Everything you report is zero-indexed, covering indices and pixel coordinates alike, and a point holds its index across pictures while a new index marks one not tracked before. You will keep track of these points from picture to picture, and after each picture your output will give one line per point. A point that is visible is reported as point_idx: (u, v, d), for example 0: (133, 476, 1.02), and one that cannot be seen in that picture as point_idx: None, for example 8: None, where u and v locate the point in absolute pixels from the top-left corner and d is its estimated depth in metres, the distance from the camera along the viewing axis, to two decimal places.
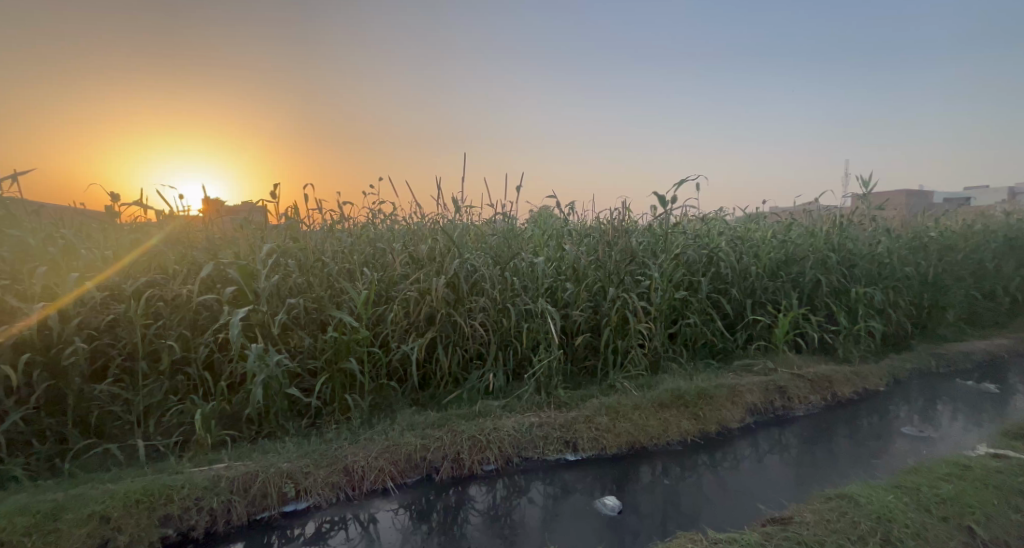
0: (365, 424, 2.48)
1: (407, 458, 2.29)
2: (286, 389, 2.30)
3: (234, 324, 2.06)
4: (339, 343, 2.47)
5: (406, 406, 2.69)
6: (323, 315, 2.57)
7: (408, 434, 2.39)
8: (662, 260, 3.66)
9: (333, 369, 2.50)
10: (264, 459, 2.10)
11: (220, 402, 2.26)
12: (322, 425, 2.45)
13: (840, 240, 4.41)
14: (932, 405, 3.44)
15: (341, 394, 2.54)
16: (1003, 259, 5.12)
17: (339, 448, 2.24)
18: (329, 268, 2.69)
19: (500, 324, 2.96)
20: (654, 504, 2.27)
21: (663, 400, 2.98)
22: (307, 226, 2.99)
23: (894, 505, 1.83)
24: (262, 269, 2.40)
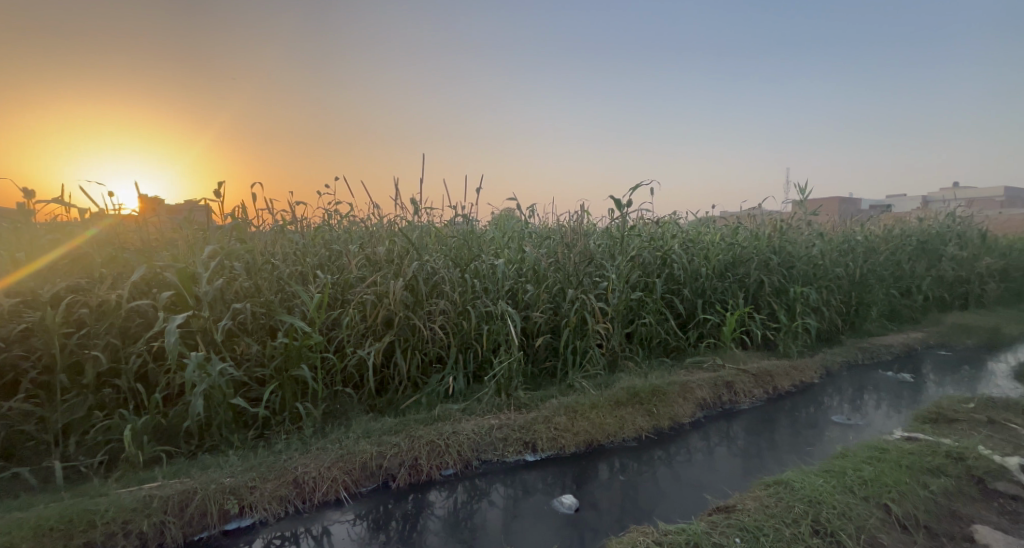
0: (317, 432, 2.42)
1: (362, 467, 2.25)
2: (230, 399, 2.20)
3: (171, 331, 1.96)
4: (289, 349, 2.39)
5: (362, 413, 2.64)
6: (272, 320, 2.48)
7: (363, 442, 2.35)
8: (619, 262, 3.78)
9: (283, 377, 2.41)
10: (204, 475, 2.00)
11: (153, 417, 2.14)
12: (272, 436, 2.36)
13: (781, 242, 4.70)
14: (860, 394, 3.74)
15: (292, 402, 2.46)
16: (917, 261, 5.64)
17: (288, 459, 2.17)
18: (279, 271, 2.60)
19: (460, 326, 2.96)
20: (612, 500, 2.34)
21: (620, 398, 3.08)
22: (255, 227, 2.88)
23: (824, 488, 1.98)
24: (203, 272, 2.28)
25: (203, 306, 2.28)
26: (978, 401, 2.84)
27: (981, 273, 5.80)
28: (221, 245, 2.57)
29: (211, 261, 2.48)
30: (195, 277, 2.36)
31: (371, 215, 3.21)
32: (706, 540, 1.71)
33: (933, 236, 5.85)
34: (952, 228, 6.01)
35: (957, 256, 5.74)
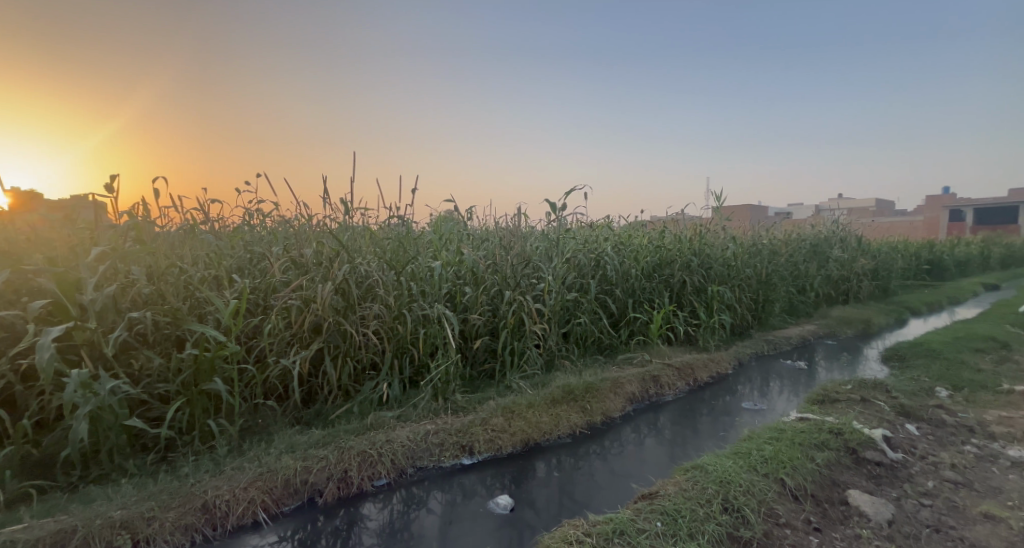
0: (233, 451, 2.27)
1: (284, 484, 2.15)
2: (123, 420, 2.00)
3: (44, 345, 1.76)
4: (199, 361, 2.24)
5: (286, 426, 2.52)
6: (179, 330, 2.30)
7: (286, 458, 2.24)
8: (555, 264, 3.89)
9: (191, 392, 2.24)
10: (87, 510, 1.77)
11: (23, 446, 1.90)
12: (177, 459, 2.18)
13: (700, 245, 5.09)
14: (767, 382, 4.14)
15: (202, 420, 2.29)
16: (810, 261, 6.35)
17: (197, 483, 2.02)
18: (187, 276, 2.41)
19: (395, 331, 2.91)
20: (550, 496, 2.42)
21: (556, 397, 3.18)
22: (158, 227, 2.64)
23: (732, 469, 2.17)
24: (90, 278, 2.06)
25: (88, 316, 2.06)
26: (854, 382, 3.26)
27: (859, 272, 6.65)
28: (113, 247, 2.33)
29: (100, 265, 2.24)
30: (79, 284, 2.12)
31: (298, 216, 3.04)
32: (630, 527, 1.82)
33: (823, 239, 6.61)
34: (837, 232, 6.84)
35: (841, 257, 6.54)
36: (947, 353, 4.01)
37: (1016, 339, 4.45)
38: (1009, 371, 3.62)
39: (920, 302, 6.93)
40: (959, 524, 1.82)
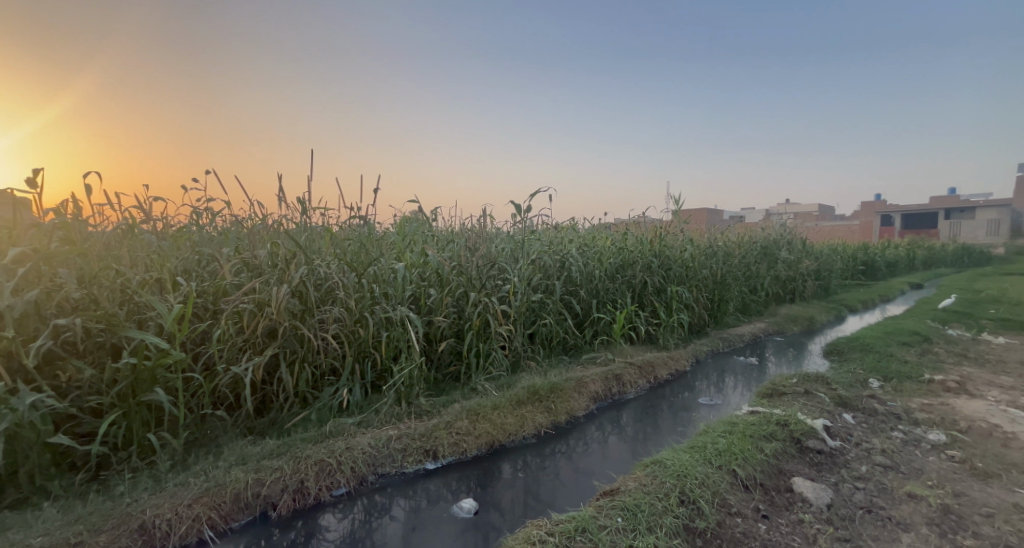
0: (176, 466, 2.16)
1: (234, 499, 2.06)
2: (46, 438, 1.86)
3: None
4: (138, 371, 2.11)
5: (237, 438, 2.42)
6: (114, 338, 2.16)
7: (236, 471, 2.15)
8: (520, 265, 3.92)
9: (129, 404, 2.11)
10: (4, 538, 1.64)
11: None
12: (111, 477, 2.05)
13: (660, 246, 5.25)
14: (722, 377, 4.32)
15: (141, 434, 2.16)
16: (762, 262, 6.67)
17: (134, 503, 1.90)
18: (124, 279, 2.27)
19: (356, 335, 2.86)
20: (515, 497, 2.44)
21: (521, 398, 3.21)
22: (91, 226, 2.49)
23: (688, 463, 2.25)
24: (10, 282, 1.90)
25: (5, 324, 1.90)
26: (799, 376, 3.46)
27: (804, 273, 7.06)
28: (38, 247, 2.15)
29: (22, 267, 2.05)
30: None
31: (251, 215, 2.92)
32: (592, 524, 1.86)
33: (773, 242, 6.97)
34: (785, 235, 7.23)
35: (789, 259, 6.91)
36: (879, 346, 4.32)
37: (937, 333, 4.85)
38: (931, 362, 3.94)
39: (856, 300, 7.43)
40: (888, 504, 1.97)
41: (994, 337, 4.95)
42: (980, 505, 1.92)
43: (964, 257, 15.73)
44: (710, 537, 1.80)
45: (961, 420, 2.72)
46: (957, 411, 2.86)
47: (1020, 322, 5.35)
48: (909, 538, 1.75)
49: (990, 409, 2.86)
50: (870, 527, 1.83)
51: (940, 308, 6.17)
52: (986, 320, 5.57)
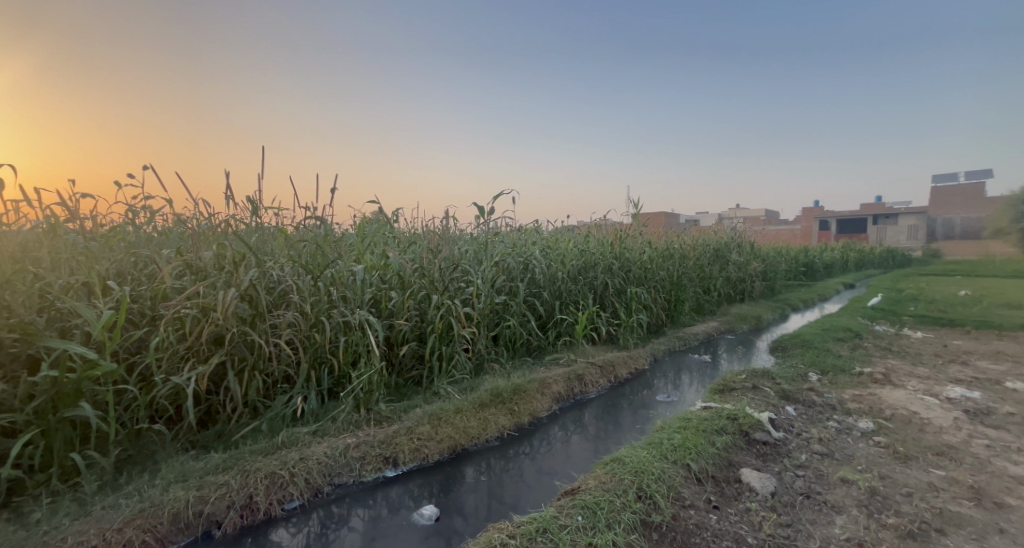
0: (105, 487, 2.00)
1: (173, 519, 1.94)
2: None
3: None
4: (61, 385, 1.95)
5: (177, 453, 2.27)
6: (33, 349, 1.98)
7: (175, 489, 2.02)
8: (483, 267, 3.92)
9: (50, 421, 1.94)
10: None
11: None
12: (26, 504, 1.87)
13: (620, 249, 5.39)
14: (679, 375, 4.47)
15: (63, 453, 1.99)
16: (715, 263, 6.96)
17: (55, 529, 1.75)
18: (47, 283, 2.09)
19: (312, 340, 2.77)
20: (477, 501, 2.43)
21: (484, 400, 3.20)
22: (6, 226, 2.27)
23: (646, 459, 2.31)
24: None
25: None
26: (748, 371, 3.64)
27: (752, 274, 7.43)
28: None
29: None
30: None
31: (196, 214, 2.76)
32: (553, 524, 1.88)
33: (725, 244, 7.29)
34: (737, 238, 7.57)
35: (739, 260, 7.25)
36: (817, 342, 4.61)
37: (867, 329, 5.23)
38: (861, 355, 4.25)
39: (797, 299, 7.91)
40: (824, 489, 2.10)
41: (913, 331, 5.40)
42: (901, 486, 2.09)
43: (890, 259, 17.08)
44: (665, 530, 1.86)
45: (886, 408, 2.95)
46: (882, 399, 3.09)
47: (935, 318, 5.86)
48: (842, 520, 1.88)
49: (911, 398, 3.11)
50: (808, 512, 1.95)
51: (869, 306, 6.66)
52: (906, 315, 6.07)
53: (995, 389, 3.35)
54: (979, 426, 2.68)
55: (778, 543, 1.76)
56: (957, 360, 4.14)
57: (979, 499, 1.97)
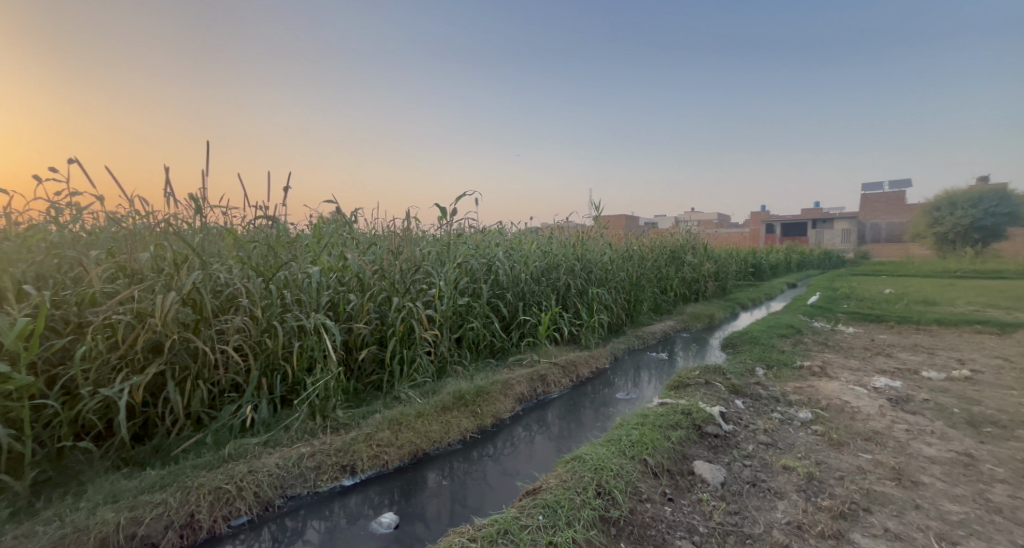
0: (21, 513, 1.83)
1: (103, 543, 1.80)
2: None
3: None
4: None
5: (108, 472, 2.12)
6: None
7: (106, 510, 1.88)
8: (446, 269, 3.88)
9: None
10: None
11: None
12: None
13: (581, 251, 5.48)
14: (638, 373, 4.58)
15: None
16: (672, 264, 7.20)
17: None
18: None
19: (263, 346, 2.65)
20: (439, 506, 2.40)
21: (446, 403, 3.16)
22: None
23: (605, 456, 2.36)
24: None
25: None
26: (701, 368, 3.78)
27: (705, 275, 7.74)
28: None
29: None
30: None
31: (132, 212, 2.58)
32: (515, 525, 1.88)
33: (681, 246, 7.55)
34: (693, 240, 7.85)
35: (693, 262, 7.53)
36: (763, 338, 4.86)
37: (807, 325, 5.57)
38: (801, 350, 4.51)
39: (746, 298, 8.30)
40: (768, 477, 2.21)
41: (845, 327, 5.80)
42: (835, 470, 2.24)
43: (827, 260, 18.27)
44: (623, 524, 1.90)
45: (822, 398, 3.15)
46: (820, 391, 3.29)
47: (864, 314, 6.32)
48: (783, 504, 1.99)
49: (845, 388, 3.33)
50: (753, 499, 2.05)
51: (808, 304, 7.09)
52: (841, 312, 6.50)
53: (913, 378, 3.64)
54: (901, 412, 2.90)
55: (727, 531, 1.84)
56: (882, 352, 4.47)
57: (900, 478, 2.13)
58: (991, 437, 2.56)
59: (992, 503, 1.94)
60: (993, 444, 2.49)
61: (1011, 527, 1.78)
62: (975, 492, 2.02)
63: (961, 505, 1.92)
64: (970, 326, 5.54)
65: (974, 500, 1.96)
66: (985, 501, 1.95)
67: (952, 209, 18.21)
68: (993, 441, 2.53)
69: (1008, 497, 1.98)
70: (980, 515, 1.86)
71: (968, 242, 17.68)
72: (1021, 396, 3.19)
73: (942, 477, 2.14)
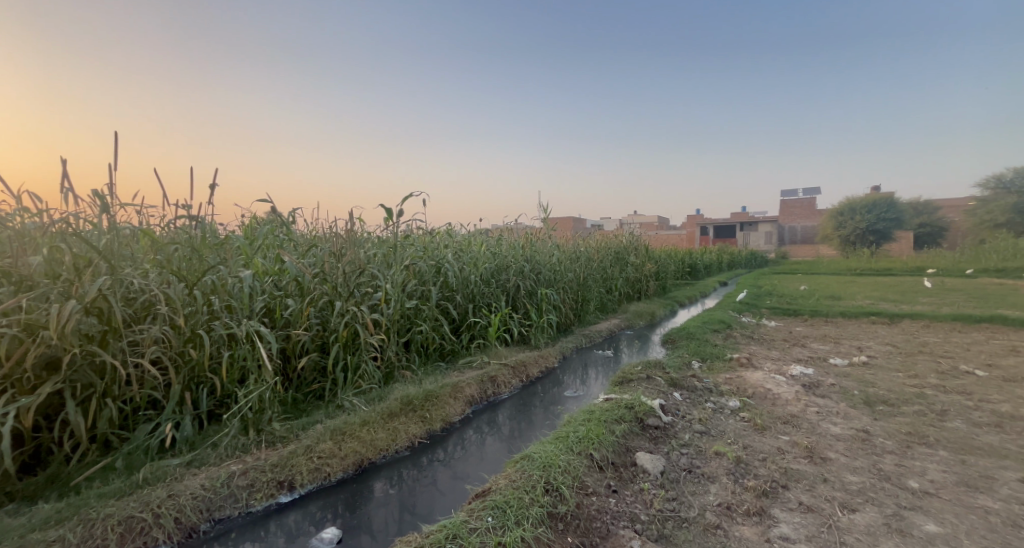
0: None
1: None
2: None
3: None
4: None
5: None
6: None
7: None
8: (392, 271, 3.79)
9: None
10: None
11: None
12: None
13: (530, 252, 5.53)
14: (586, 370, 4.69)
15: None
16: (617, 264, 7.46)
17: None
18: None
19: (187, 357, 2.47)
20: (387, 515, 2.33)
21: (393, 409, 3.08)
22: None
23: (553, 453, 2.38)
24: None
25: None
26: (643, 363, 3.93)
27: (647, 274, 8.08)
28: None
29: None
30: None
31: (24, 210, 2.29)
32: (463, 528, 1.86)
33: (626, 246, 7.84)
34: (637, 241, 8.16)
35: (636, 262, 7.84)
36: (699, 333, 5.13)
37: (736, 320, 5.95)
38: (731, 343, 4.81)
39: (684, 296, 8.74)
40: (702, 463, 2.34)
41: (769, 321, 6.25)
42: (759, 452, 2.40)
43: (753, 260, 19.70)
44: (570, 519, 1.93)
45: (749, 387, 3.37)
46: (748, 380, 3.52)
47: (785, 308, 6.86)
48: (715, 488, 2.10)
49: (768, 377, 3.59)
50: (689, 485, 2.15)
51: (738, 300, 7.59)
52: (765, 307, 7.02)
53: (823, 365, 4.00)
54: (812, 396, 3.17)
55: (665, 517, 1.92)
56: (798, 343, 4.87)
57: (811, 456, 2.33)
58: (882, 414, 2.85)
59: (883, 472, 2.16)
60: (884, 420, 2.77)
61: (899, 492, 1.99)
62: (871, 463, 2.25)
63: (860, 476, 2.13)
64: (868, 316, 6.17)
65: (870, 470, 2.18)
66: (878, 470, 2.18)
67: (853, 215, 20.32)
68: (884, 417, 2.81)
69: (896, 466, 2.22)
70: (874, 484, 2.06)
71: (865, 244, 19.76)
72: (906, 377, 3.58)
73: (846, 452, 2.36)
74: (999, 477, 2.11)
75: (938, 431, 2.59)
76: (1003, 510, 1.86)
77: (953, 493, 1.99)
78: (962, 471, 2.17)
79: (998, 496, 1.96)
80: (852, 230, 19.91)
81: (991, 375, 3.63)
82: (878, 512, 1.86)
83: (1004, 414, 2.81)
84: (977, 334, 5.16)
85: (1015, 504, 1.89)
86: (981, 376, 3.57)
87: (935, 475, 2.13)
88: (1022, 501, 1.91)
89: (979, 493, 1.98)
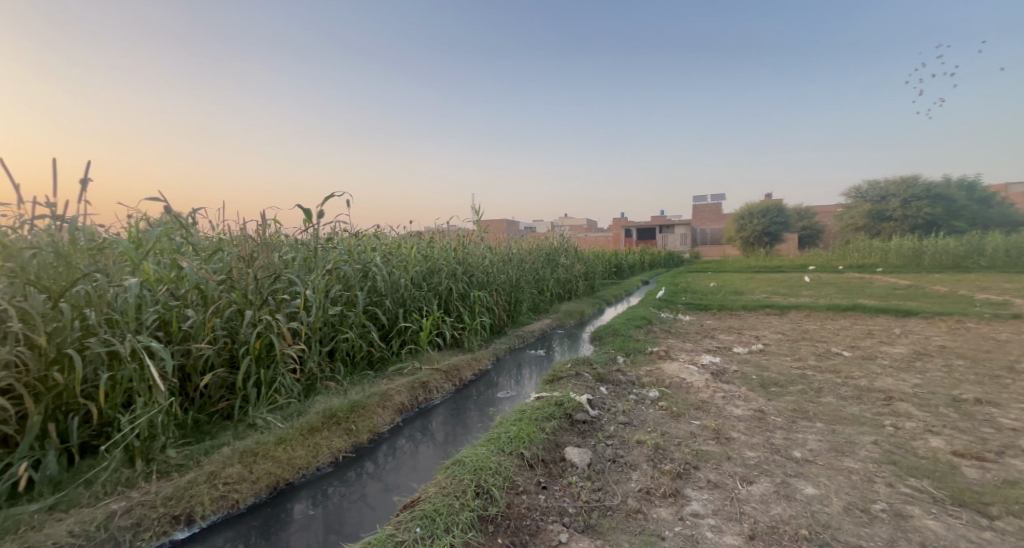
0: None
1: None
2: None
3: None
4: None
5: None
6: None
7: None
8: (313, 276, 3.54)
9: None
10: None
11: None
12: None
13: (462, 255, 5.45)
14: (519, 371, 4.68)
15: None
16: (549, 266, 7.61)
17: None
18: None
19: (52, 382, 2.12)
20: (307, 538, 2.15)
21: (313, 424, 2.86)
22: None
23: (485, 455, 2.32)
24: None
25: None
26: (572, 360, 4.00)
27: (576, 275, 8.31)
28: None
29: None
30: None
31: None
32: (389, 543, 1.74)
33: (557, 248, 8.01)
34: (567, 243, 8.37)
35: (566, 264, 8.04)
36: (623, 330, 5.35)
37: (657, 316, 6.29)
38: (653, 337, 5.07)
39: (610, 295, 9.12)
40: (625, 452, 2.41)
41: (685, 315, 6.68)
42: (674, 438, 2.51)
43: (670, 259, 21.05)
44: (501, 521, 1.89)
45: (667, 377, 3.54)
46: (666, 371, 3.70)
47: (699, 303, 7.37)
48: (636, 475, 2.16)
49: (681, 367, 3.81)
50: (612, 474, 2.20)
51: (659, 297, 8.04)
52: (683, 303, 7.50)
53: (729, 353, 4.33)
54: (718, 382, 3.41)
55: (591, 508, 1.94)
56: (708, 335, 5.25)
57: (718, 437, 2.48)
58: (775, 394, 3.12)
59: (774, 445, 2.36)
60: (776, 399, 3.03)
61: (786, 462, 2.18)
62: (765, 438, 2.44)
63: (757, 451, 2.30)
64: (763, 308, 6.81)
65: (764, 445, 2.36)
66: (770, 444, 2.36)
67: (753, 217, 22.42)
68: (776, 397, 3.08)
69: (784, 439, 2.42)
70: (768, 457, 2.24)
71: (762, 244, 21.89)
72: (794, 360, 3.97)
73: (746, 431, 2.54)
74: (860, 441, 2.38)
75: (816, 406, 2.88)
76: (862, 469, 2.09)
77: (826, 458, 2.21)
78: (833, 439, 2.41)
79: (859, 457, 2.20)
80: (752, 231, 21.96)
81: (855, 354, 4.13)
82: (769, 482, 2.01)
83: (864, 387, 3.19)
84: (845, 320, 5.87)
85: (871, 463, 2.14)
86: (847, 356, 4.05)
87: (813, 444, 2.35)
88: (876, 460, 2.16)
89: (845, 456, 2.22)
